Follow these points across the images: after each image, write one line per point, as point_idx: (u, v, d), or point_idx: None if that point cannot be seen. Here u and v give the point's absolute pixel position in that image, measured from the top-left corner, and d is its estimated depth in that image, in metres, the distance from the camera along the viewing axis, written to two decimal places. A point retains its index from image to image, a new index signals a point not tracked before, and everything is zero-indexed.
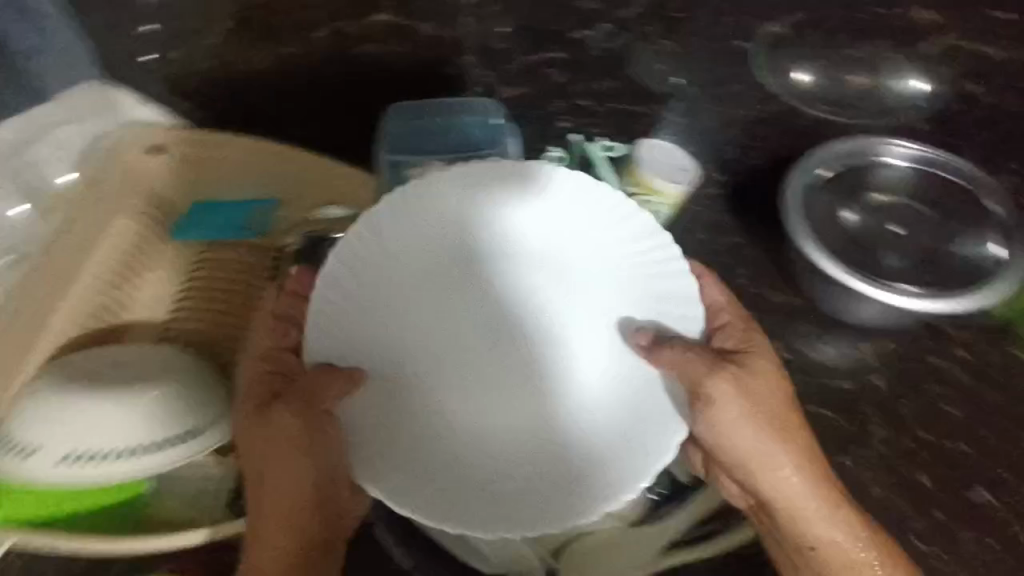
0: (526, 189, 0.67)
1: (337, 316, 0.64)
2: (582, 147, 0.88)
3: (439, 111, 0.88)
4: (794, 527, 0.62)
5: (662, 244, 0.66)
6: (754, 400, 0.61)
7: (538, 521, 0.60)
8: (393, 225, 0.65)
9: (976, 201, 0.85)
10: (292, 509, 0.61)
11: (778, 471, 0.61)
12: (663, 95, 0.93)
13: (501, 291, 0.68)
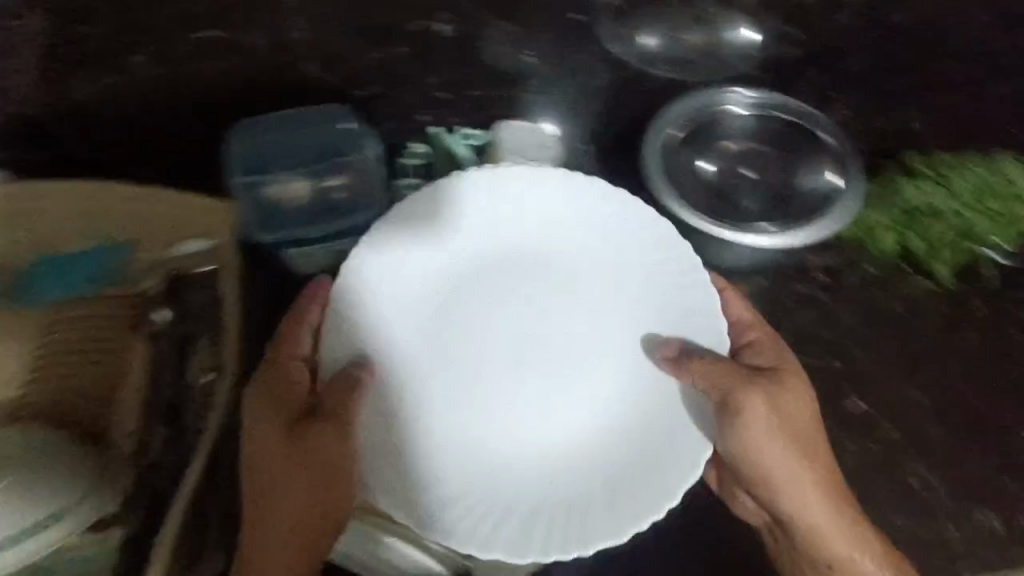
0: (556, 209, 0.76)
1: (390, 346, 0.70)
2: (442, 139, 0.86)
3: (283, 125, 0.84)
4: (815, 543, 0.73)
5: (684, 269, 0.74)
6: (787, 423, 0.72)
7: (582, 530, 0.65)
8: (431, 262, 0.73)
9: (813, 134, 0.91)
10: (293, 495, 0.68)
11: (801, 493, 0.72)
12: (515, 77, 0.92)
13: (528, 316, 0.73)
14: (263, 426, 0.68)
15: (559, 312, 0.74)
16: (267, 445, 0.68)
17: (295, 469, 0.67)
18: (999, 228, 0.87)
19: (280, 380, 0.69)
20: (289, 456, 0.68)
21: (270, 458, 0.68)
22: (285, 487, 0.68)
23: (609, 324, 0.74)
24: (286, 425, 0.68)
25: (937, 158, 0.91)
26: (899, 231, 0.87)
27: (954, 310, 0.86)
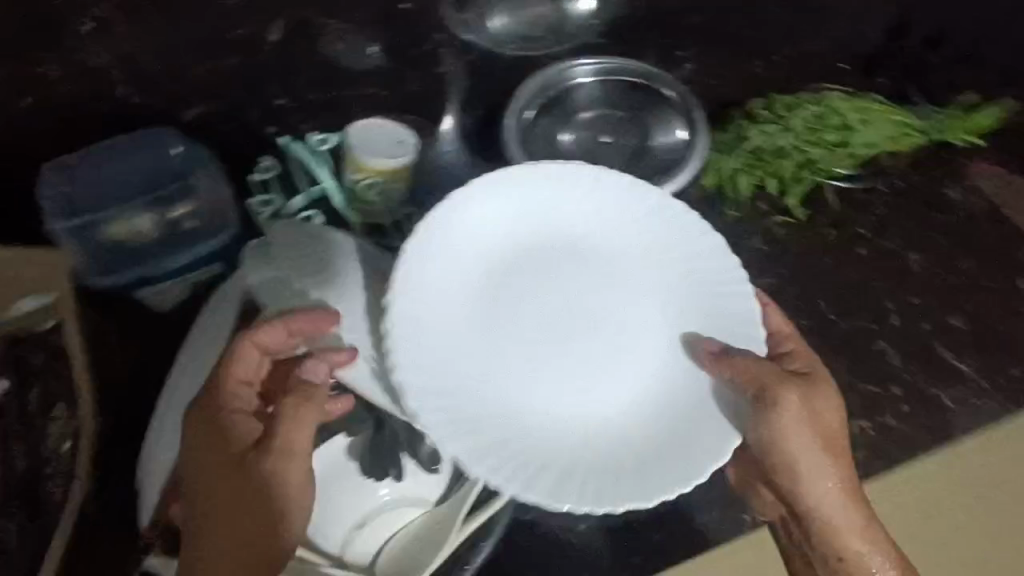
0: (599, 182, 0.69)
1: (497, 261, 0.67)
2: (290, 151, 0.83)
3: (106, 154, 0.79)
4: (835, 541, 0.67)
5: (721, 264, 0.68)
6: (812, 426, 0.66)
7: (611, 496, 0.61)
8: (467, 213, 0.67)
9: (659, 92, 0.92)
10: (232, 522, 0.60)
11: (823, 490, 0.67)
12: (359, 74, 0.88)
13: (569, 286, 0.67)
14: (212, 445, 0.61)
15: (597, 289, 0.68)
16: (217, 468, 0.60)
17: (245, 497, 0.60)
18: (837, 156, 0.93)
19: (218, 408, 0.61)
20: (239, 482, 0.60)
21: (224, 484, 0.60)
22: (235, 517, 0.60)
23: (638, 302, 0.68)
24: (240, 446, 0.61)
25: (777, 99, 0.97)
26: (750, 171, 0.93)
27: (808, 238, 0.93)
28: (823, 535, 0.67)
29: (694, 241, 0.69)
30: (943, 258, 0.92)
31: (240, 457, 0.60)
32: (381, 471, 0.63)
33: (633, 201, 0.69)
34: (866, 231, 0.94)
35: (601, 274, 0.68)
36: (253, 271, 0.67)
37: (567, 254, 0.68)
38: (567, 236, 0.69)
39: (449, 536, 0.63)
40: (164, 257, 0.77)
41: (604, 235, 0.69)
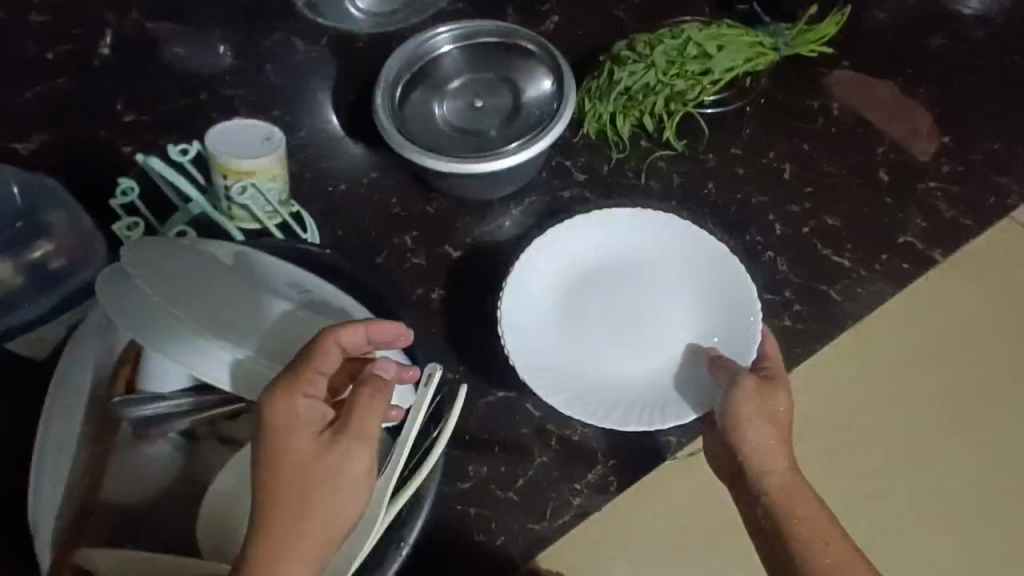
0: (673, 228, 0.85)
1: (580, 282, 0.83)
2: (149, 166, 0.77)
3: None
4: (784, 504, 0.66)
5: (733, 293, 0.81)
6: (761, 412, 0.70)
7: (606, 417, 0.74)
8: (579, 236, 0.85)
9: (520, 47, 0.92)
10: (291, 520, 0.51)
11: (778, 473, 0.68)
12: (211, 77, 0.86)
13: (629, 297, 0.83)
14: (294, 429, 0.52)
15: (645, 292, 0.83)
16: (292, 455, 0.52)
17: (318, 481, 0.51)
18: (702, 85, 0.97)
19: (299, 393, 0.53)
20: (316, 464, 0.52)
21: (300, 471, 0.52)
22: (304, 502, 0.51)
23: (670, 308, 0.82)
24: (319, 426, 0.53)
25: (637, 38, 0.98)
26: (624, 113, 0.96)
27: (686, 168, 0.98)
28: (766, 500, 0.67)
29: (718, 267, 0.82)
30: (811, 164, 0.99)
31: (321, 438, 0.53)
32: None
33: (688, 240, 0.84)
34: (739, 150, 0.99)
35: (648, 283, 0.83)
36: (192, 357, 0.54)
37: (628, 269, 0.84)
38: (629, 265, 0.85)
39: (376, 522, 0.56)
40: (29, 305, 0.72)
41: (658, 270, 0.84)
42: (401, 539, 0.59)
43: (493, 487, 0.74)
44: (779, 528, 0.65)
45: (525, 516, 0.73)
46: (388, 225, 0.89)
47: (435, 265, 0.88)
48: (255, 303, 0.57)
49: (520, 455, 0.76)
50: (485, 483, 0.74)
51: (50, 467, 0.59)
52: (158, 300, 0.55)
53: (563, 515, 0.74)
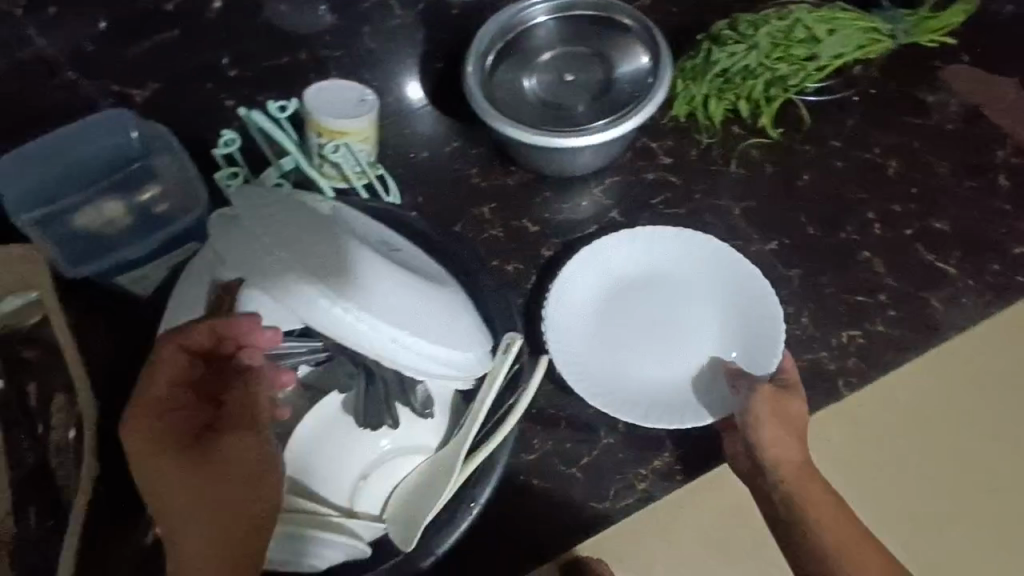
0: (675, 249, 0.85)
1: (624, 285, 0.83)
2: (249, 118, 0.81)
3: (66, 142, 0.76)
4: (800, 497, 0.66)
5: (755, 304, 0.80)
6: (772, 410, 0.71)
7: (629, 414, 0.74)
8: (615, 252, 0.84)
9: (616, 21, 0.90)
10: (194, 515, 0.51)
11: (788, 472, 0.67)
12: (310, 34, 0.84)
13: (666, 303, 0.82)
14: (167, 442, 0.53)
15: (678, 304, 0.82)
16: (173, 466, 0.52)
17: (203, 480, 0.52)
18: (807, 71, 0.92)
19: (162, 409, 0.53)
20: (206, 459, 0.53)
21: (186, 474, 0.52)
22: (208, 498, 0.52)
23: (701, 316, 0.82)
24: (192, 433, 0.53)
25: (740, 17, 0.93)
26: (718, 96, 0.93)
27: (781, 158, 0.93)
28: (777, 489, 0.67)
29: (743, 279, 0.82)
30: (919, 162, 0.92)
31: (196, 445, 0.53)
32: (375, 422, 0.58)
33: (705, 256, 0.84)
34: (840, 143, 0.94)
35: (679, 295, 0.83)
36: (237, 238, 0.53)
37: (668, 280, 0.83)
38: (667, 277, 0.84)
39: (451, 480, 0.57)
40: (137, 242, 0.77)
41: (692, 282, 0.83)
42: (472, 499, 0.59)
43: (557, 461, 0.74)
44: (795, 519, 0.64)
45: (588, 492, 0.73)
46: (467, 196, 0.90)
47: (512, 237, 0.88)
48: (357, 253, 0.55)
49: (586, 434, 0.75)
50: (550, 457, 0.74)
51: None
52: (261, 232, 0.53)
53: (627, 497, 0.73)
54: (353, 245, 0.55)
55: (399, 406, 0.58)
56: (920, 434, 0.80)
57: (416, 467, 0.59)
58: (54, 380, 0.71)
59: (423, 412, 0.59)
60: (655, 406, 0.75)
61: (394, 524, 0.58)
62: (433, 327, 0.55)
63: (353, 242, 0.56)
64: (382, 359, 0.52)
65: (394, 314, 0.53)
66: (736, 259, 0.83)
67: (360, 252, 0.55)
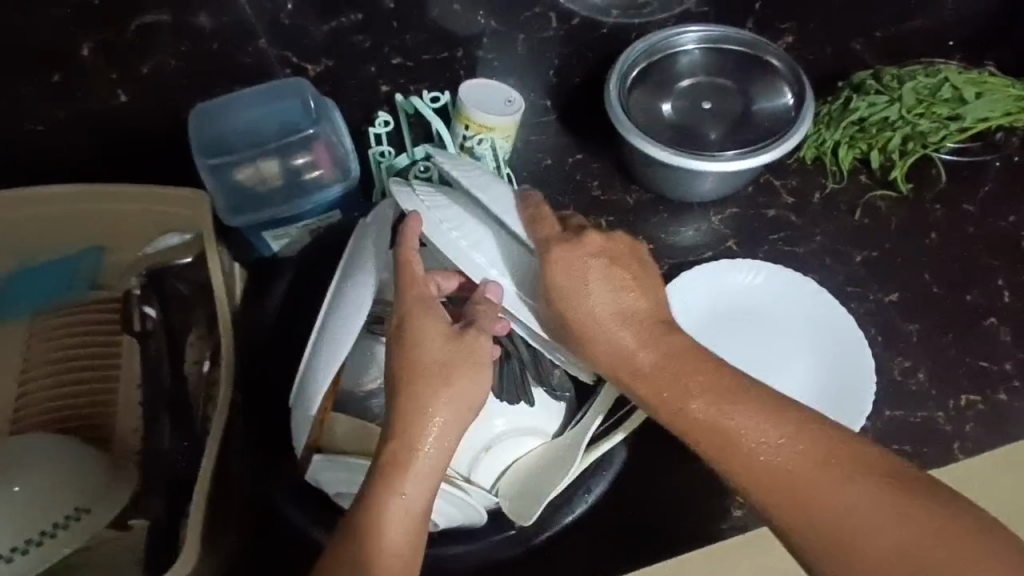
0: (815, 288, 0.84)
1: (726, 313, 0.84)
2: (408, 104, 0.89)
3: (248, 102, 0.83)
4: (752, 481, 0.52)
5: (853, 354, 0.80)
6: (593, 341, 0.58)
7: None
8: (734, 279, 0.85)
9: (764, 61, 0.93)
10: (415, 406, 0.51)
11: (690, 421, 0.55)
12: (470, 35, 0.89)
13: (760, 344, 0.82)
14: (418, 339, 0.53)
15: (774, 343, 0.82)
16: (416, 358, 0.52)
17: (443, 375, 0.52)
18: (949, 130, 0.91)
19: (416, 308, 0.54)
20: (439, 352, 0.53)
21: (422, 365, 0.52)
22: (430, 394, 0.51)
23: (798, 360, 0.81)
24: (432, 334, 0.53)
25: (885, 69, 0.94)
26: (849, 144, 0.93)
27: (909, 213, 0.92)
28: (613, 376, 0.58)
29: (842, 329, 0.82)
30: None
31: (439, 343, 0.53)
32: (512, 396, 0.60)
33: (821, 300, 0.83)
34: (973, 208, 0.92)
35: (778, 337, 0.82)
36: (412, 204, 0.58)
37: (767, 317, 0.83)
38: (771, 313, 0.84)
39: (570, 469, 0.58)
40: (285, 204, 0.81)
41: (795, 319, 0.83)
42: (587, 490, 0.66)
43: None
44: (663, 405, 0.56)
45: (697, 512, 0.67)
46: (586, 205, 0.93)
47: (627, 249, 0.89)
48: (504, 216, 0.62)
49: None
50: None
51: (337, 334, 0.58)
52: (439, 207, 0.59)
53: None
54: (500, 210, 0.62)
55: (534, 387, 0.61)
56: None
57: (534, 450, 0.61)
58: (198, 315, 0.77)
59: (556, 396, 0.62)
60: None
61: (507, 500, 0.60)
62: None
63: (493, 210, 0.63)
64: (536, 333, 0.59)
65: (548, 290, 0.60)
66: (841, 311, 0.82)
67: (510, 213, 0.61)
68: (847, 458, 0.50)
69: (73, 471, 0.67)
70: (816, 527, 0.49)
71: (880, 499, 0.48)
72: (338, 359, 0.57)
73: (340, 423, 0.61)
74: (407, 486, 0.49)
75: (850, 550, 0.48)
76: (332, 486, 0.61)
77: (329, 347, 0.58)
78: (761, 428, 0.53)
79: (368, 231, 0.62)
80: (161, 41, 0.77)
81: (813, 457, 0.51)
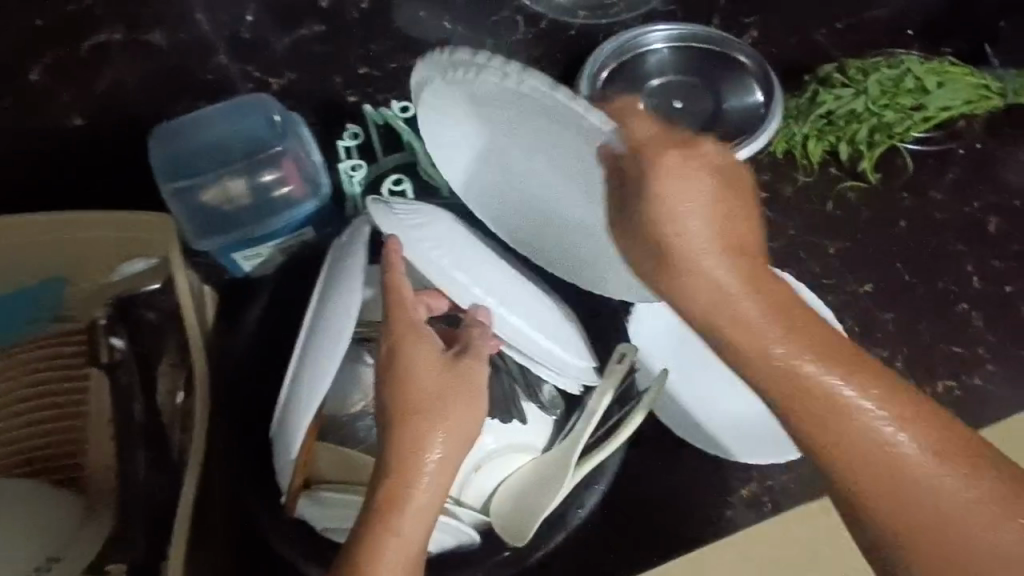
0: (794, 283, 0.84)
1: None
2: (377, 114, 0.84)
3: (217, 119, 0.81)
4: (838, 455, 0.43)
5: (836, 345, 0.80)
6: (673, 274, 0.48)
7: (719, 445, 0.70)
8: None
9: (732, 58, 0.93)
10: (409, 440, 0.48)
11: (781, 371, 0.44)
12: (436, 41, 0.88)
13: None
14: (409, 367, 0.50)
15: None
16: (409, 389, 0.50)
17: (437, 406, 0.49)
18: (912, 120, 0.93)
19: (406, 335, 0.52)
20: (434, 381, 0.50)
21: (415, 395, 0.49)
22: (425, 427, 0.48)
23: None
24: (424, 362, 0.51)
25: (849, 63, 0.96)
26: (818, 136, 0.93)
27: (879, 203, 0.93)
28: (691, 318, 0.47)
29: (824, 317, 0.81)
30: (1020, 221, 0.92)
31: (431, 370, 0.51)
32: (504, 414, 0.60)
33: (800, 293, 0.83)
34: (940, 195, 0.94)
35: None
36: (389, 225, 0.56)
37: None
38: None
39: (563, 483, 0.58)
40: (255, 223, 0.78)
41: None
42: (580, 504, 0.60)
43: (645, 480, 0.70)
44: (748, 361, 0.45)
45: (683, 516, 0.69)
46: None
47: None
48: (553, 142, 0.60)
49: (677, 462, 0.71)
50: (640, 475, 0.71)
51: (318, 361, 0.56)
52: (416, 225, 0.56)
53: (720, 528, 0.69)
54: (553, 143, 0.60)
55: (525, 402, 0.61)
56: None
57: (526, 466, 0.60)
58: (169, 342, 0.75)
59: (545, 410, 0.61)
60: (748, 439, 0.71)
61: (500, 519, 0.59)
62: (561, 332, 0.59)
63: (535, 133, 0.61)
64: (523, 354, 0.57)
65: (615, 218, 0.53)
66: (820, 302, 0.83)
67: (566, 146, 0.59)
68: (961, 447, 0.41)
69: (47, 511, 0.64)
70: (896, 516, 0.41)
71: (990, 497, 0.40)
72: (320, 389, 0.55)
73: (326, 453, 0.60)
74: (402, 528, 0.46)
75: (938, 549, 0.40)
76: (318, 519, 0.59)
77: (312, 377, 0.56)
78: (869, 392, 0.42)
79: (348, 251, 0.59)
80: (119, 52, 0.79)
81: (927, 441, 0.41)
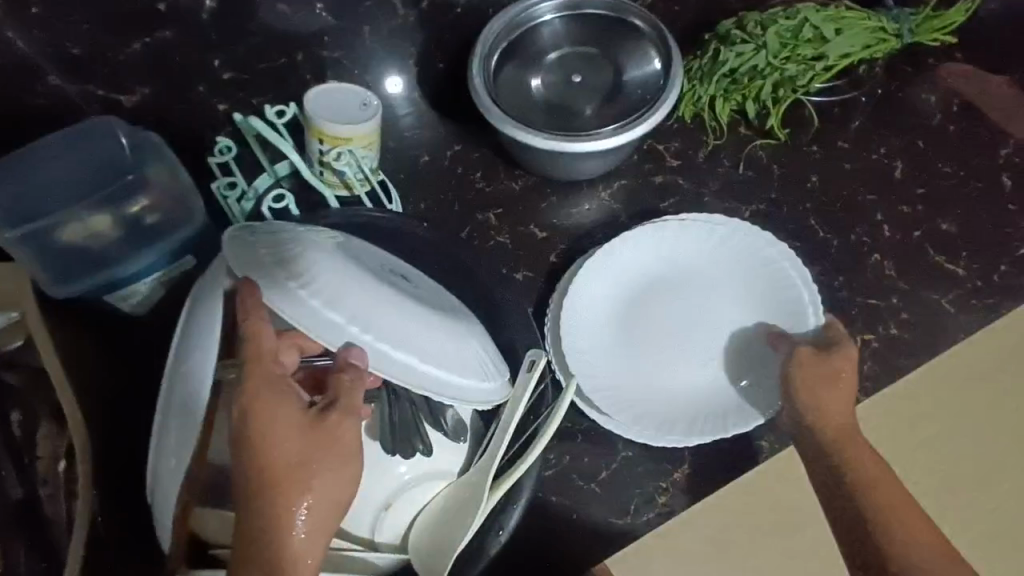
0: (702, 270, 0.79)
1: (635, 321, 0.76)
2: (245, 122, 0.76)
3: (63, 151, 0.73)
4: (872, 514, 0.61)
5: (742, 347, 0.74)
6: (814, 380, 0.66)
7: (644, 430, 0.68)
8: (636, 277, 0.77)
9: (627, 23, 0.86)
10: (268, 518, 0.46)
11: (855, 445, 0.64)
12: (308, 35, 0.81)
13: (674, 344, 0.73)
14: (270, 434, 0.47)
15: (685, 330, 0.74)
16: (272, 460, 0.47)
17: (301, 473, 0.47)
18: (815, 71, 0.87)
19: (266, 396, 0.48)
20: (297, 446, 0.48)
21: (275, 466, 0.47)
22: (290, 498, 0.47)
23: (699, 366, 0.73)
24: (285, 426, 0.48)
25: (748, 16, 0.88)
26: (724, 97, 0.87)
27: (789, 159, 0.89)
28: (802, 398, 0.66)
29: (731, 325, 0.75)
30: (924, 163, 0.89)
31: (295, 433, 0.48)
32: (407, 449, 0.55)
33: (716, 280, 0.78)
34: (847, 144, 0.90)
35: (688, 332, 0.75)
36: (244, 266, 0.50)
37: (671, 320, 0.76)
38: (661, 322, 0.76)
39: (478, 509, 0.56)
40: (122, 259, 0.70)
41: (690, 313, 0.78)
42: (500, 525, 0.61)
43: (574, 477, 0.69)
44: (817, 417, 0.65)
45: (607, 509, 0.68)
46: (468, 201, 0.82)
47: (517, 246, 0.80)
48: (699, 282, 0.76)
49: (605, 448, 0.70)
50: (570, 475, 0.69)
51: (176, 426, 0.51)
52: (276, 263, 0.51)
53: (647, 513, 0.68)
54: (732, 282, 0.76)
55: (429, 429, 0.57)
56: (952, 412, 0.78)
57: (439, 496, 0.57)
58: (40, 404, 0.67)
59: (456, 437, 0.58)
60: (676, 423, 0.68)
61: (418, 557, 0.56)
62: (456, 357, 0.53)
63: (697, 278, 0.76)
64: (412, 383, 0.51)
65: (799, 343, 0.69)
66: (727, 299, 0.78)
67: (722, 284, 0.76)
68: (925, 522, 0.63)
69: None
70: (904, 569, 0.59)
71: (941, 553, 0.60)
72: (187, 453, 0.50)
73: (211, 517, 0.56)
74: None
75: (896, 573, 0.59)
76: None
77: (174, 442, 0.50)
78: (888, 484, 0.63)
79: (203, 291, 0.53)
80: None
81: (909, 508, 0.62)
